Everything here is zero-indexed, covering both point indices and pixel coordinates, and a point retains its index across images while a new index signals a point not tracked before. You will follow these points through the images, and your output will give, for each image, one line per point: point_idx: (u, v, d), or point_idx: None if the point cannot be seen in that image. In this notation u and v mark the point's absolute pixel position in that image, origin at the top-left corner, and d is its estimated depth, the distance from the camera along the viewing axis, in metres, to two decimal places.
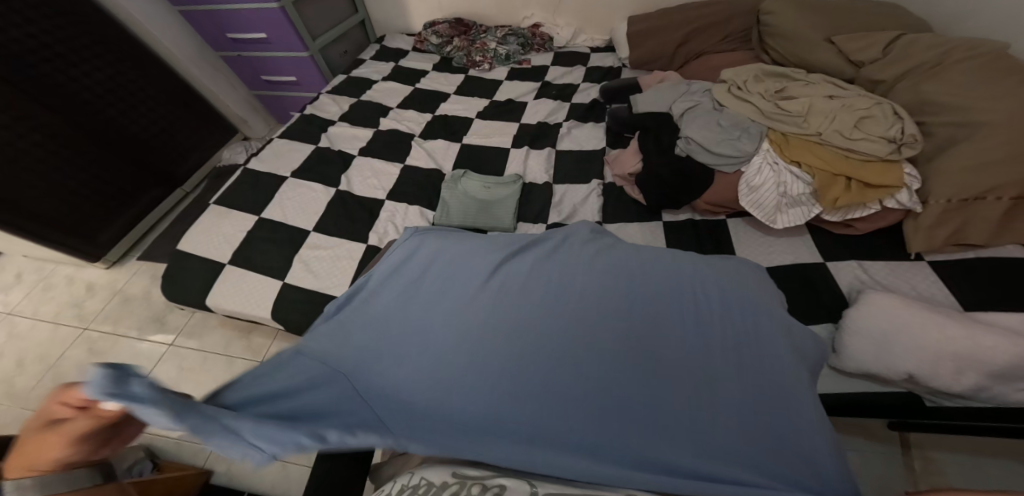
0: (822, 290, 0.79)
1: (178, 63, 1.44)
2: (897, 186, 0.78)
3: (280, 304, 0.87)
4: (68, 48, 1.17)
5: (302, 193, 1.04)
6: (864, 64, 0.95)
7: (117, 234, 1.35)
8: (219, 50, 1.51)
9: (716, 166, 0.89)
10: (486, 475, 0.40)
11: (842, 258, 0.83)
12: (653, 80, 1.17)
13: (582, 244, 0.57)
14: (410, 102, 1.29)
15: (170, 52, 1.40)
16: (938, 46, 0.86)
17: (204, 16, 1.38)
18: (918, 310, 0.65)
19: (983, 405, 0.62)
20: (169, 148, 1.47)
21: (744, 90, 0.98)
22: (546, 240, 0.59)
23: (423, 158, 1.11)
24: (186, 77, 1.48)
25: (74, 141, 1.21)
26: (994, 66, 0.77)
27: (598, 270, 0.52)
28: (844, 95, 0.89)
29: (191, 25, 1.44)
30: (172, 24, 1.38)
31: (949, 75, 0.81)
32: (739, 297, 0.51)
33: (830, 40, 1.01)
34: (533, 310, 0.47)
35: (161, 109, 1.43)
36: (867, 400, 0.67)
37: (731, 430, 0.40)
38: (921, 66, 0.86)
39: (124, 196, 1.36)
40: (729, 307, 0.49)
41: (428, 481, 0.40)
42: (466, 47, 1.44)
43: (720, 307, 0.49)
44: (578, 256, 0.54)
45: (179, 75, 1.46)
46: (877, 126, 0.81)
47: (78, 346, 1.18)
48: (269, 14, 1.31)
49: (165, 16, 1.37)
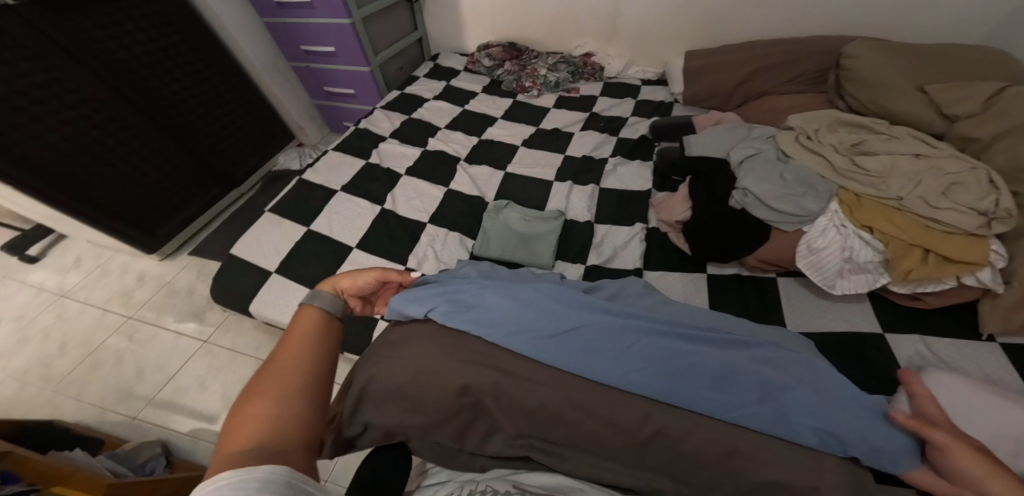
0: (874, 362, 0.74)
1: (253, 72, 1.51)
2: (981, 264, 0.72)
3: None
4: (159, 53, 1.26)
5: (348, 209, 1.06)
6: (957, 119, 0.88)
7: (174, 229, 1.41)
8: (289, 60, 1.58)
9: (773, 223, 0.85)
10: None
11: (903, 330, 0.78)
12: (709, 121, 1.15)
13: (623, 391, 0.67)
14: (457, 124, 1.31)
15: (249, 62, 1.48)
16: None
17: (281, 27, 1.45)
18: (985, 396, 0.59)
19: None
20: (234, 151, 1.55)
21: (814, 140, 0.94)
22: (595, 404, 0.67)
23: (467, 184, 1.12)
24: (260, 84, 1.56)
25: (153, 139, 1.30)
26: None
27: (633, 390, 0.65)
28: (932, 154, 0.84)
29: (269, 34, 1.51)
30: (254, 35, 1.46)
31: None
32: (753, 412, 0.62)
33: (922, 88, 0.95)
34: None
35: (233, 113, 1.51)
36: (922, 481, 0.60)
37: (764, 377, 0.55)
38: None
39: (187, 193, 1.44)
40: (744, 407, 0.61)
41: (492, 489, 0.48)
42: (517, 72, 1.45)
43: None
44: None
45: (252, 82, 1.53)
46: (968, 194, 0.75)
47: (121, 333, 1.24)
48: (337, 29, 1.36)
49: (252, 28, 1.45)
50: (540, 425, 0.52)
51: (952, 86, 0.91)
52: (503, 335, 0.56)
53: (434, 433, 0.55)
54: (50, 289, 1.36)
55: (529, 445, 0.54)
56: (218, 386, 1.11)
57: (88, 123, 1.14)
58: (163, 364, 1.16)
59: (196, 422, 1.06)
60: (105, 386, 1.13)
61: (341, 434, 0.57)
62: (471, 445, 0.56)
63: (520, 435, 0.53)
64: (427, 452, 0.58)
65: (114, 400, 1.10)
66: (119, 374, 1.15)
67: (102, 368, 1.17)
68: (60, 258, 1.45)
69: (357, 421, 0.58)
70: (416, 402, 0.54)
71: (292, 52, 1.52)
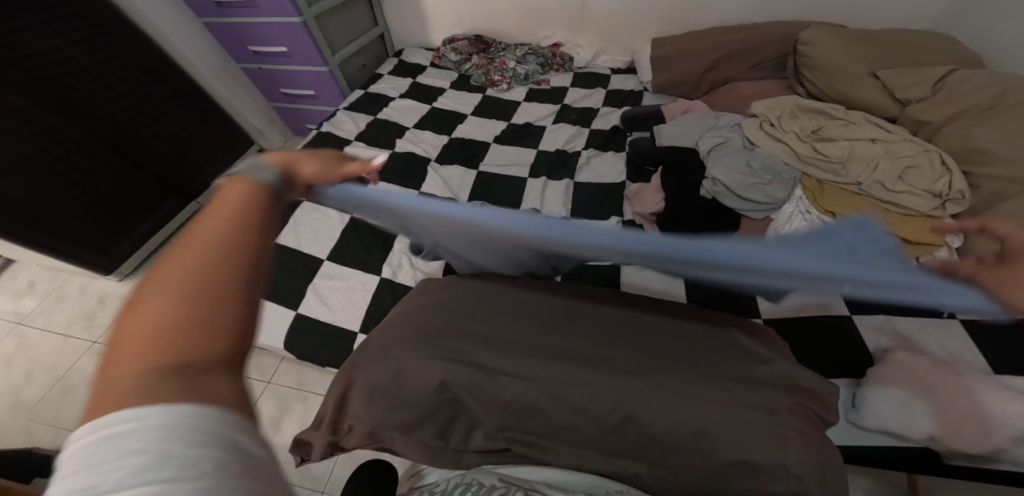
0: (844, 341, 0.78)
1: (201, 77, 1.44)
2: (938, 244, 0.75)
3: (292, 335, 0.88)
4: (88, 60, 1.16)
5: (316, 218, 1.02)
6: (909, 104, 0.92)
7: (130, 247, 1.35)
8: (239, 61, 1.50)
9: (743, 211, 0.87)
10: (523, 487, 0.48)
11: (870, 311, 0.81)
12: (678, 110, 1.14)
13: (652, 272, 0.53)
14: (426, 123, 1.27)
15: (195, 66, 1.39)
16: (994, 86, 0.83)
17: (224, 27, 1.37)
18: (947, 372, 0.63)
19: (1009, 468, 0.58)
20: (188, 161, 1.47)
21: (777, 127, 0.95)
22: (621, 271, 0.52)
23: (439, 185, 1.09)
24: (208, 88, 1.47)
25: (94, 153, 1.22)
26: None
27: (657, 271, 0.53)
28: (888, 138, 0.86)
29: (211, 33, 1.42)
30: (194, 36, 1.37)
31: (1000, 122, 0.78)
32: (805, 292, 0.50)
33: (875, 74, 0.98)
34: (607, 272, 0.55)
35: (182, 121, 1.42)
36: (883, 456, 0.66)
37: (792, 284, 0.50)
38: (971, 111, 0.83)
39: (140, 208, 1.37)
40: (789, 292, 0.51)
41: (478, 482, 0.50)
42: (485, 66, 1.42)
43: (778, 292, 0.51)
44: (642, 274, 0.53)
45: (202, 88, 1.45)
46: (922, 178, 0.79)
47: (89, 358, 1.18)
48: (287, 28, 1.30)
49: (191, 28, 1.36)
50: (517, 424, 0.52)
51: (900, 71, 0.95)
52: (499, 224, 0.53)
53: (420, 430, 0.55)
54: (6, 317, 1.28)
55: (511, 438, 0.53)
56: None
57: (17, 139, 1.05)
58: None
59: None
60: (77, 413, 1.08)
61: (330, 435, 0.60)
62: (455, 441, 0.56)
63: (501, 428, 0.53)
64: (415, 451, 0.57)
65: None
66: None
67: (73, 394, 1.11)
68: (13, 284, 1.37)
69: (342, 427, 0.60)
70: (401, 400, 0.54)
71: (243, 54, 1.45)
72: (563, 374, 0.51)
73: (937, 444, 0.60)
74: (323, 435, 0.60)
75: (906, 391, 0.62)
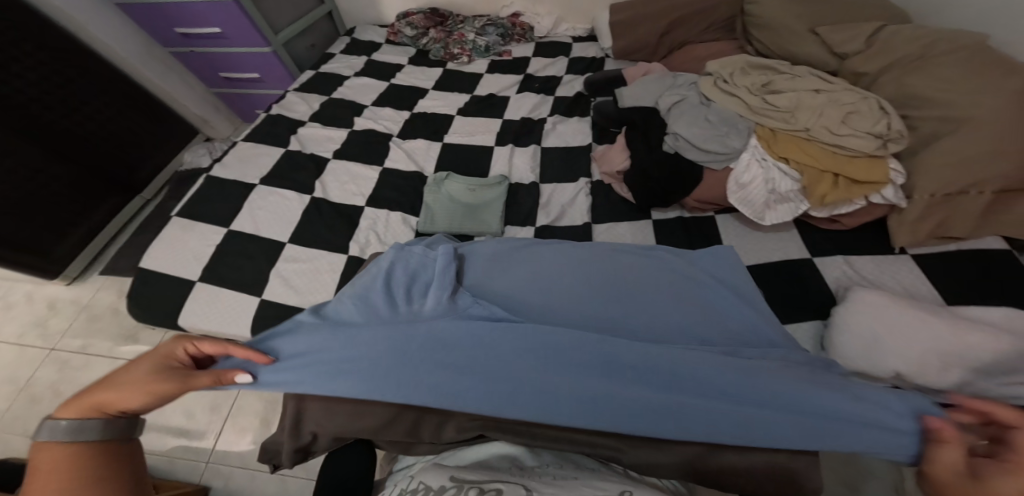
0: (809, 283, 0.81)
1: (120, 60, 1.33)
2: (883, 182, 0.79)
3: (258, 322, 0.83)
4: None
5: (274, 201, 0.97)
6: (847, 57, 0.95)
7: (73, 249, 1.24)
8: (167, 46, 1.43)
9: (704, 162, 0.89)
10: (483, 480, 0.42)
11: (828, 253, 0.84)
12: (638, 72, 1.14)
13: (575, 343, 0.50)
14: (386, 99, 1.23)
15: (112, 50, 1.29)
16: (924, 38, 0.86)
17: (145, 9, 1.28)
18: (903, 307, 0.67)
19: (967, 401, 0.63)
20: (125, 154, 1.38)
21: (730, 83, 0.97)
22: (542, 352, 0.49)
23: (404, 160, 1.06)
24: (134, 74, 1.37)
25: (16, 150, 1.10)
26: (976, 58, 0.79)
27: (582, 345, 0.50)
28: (831, 88, 0.89)
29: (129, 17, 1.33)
30: (106, 19, 1.28)
31: (931, 68, 0.82)
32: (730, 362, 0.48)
33: (814, 31, 1.00)
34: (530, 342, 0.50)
35: (108, 112, 1.32)
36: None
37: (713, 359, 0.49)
38: (906, 59, 0.87)
39: (80, 206, 1.27)
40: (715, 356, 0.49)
41: (426, 486, 0.43)
42: (443, 39, 1.38)
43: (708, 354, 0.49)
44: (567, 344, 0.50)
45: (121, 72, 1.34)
46: (863, 121, 0.81)
47: (49, 366, 1.10)
48: (220, 8, 1.22)
49: (101, 10, 1.26)
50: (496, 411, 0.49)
51: (839, 27, 0.97)
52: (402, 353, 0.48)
53: (387, 432, 0.51)
54: None
55: (485, 425, 0.51)
56: (177, 402, 1.04)
57: None
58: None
59: (169, 440, 0.99)
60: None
61: (292, 445, 0.53)
62: (426, 436, 0.52)
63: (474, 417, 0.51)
64: (388, 445, 0.55)
65: None
66: None
67: (40, 402, 1.04)
68: None
69: (304, 432, 0.53)
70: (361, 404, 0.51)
71: (169, 37, 1.38)
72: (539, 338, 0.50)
73: (904, 381, 0.65)
74: (288, 440, 0.52)
75: (871, 327, 0.66)
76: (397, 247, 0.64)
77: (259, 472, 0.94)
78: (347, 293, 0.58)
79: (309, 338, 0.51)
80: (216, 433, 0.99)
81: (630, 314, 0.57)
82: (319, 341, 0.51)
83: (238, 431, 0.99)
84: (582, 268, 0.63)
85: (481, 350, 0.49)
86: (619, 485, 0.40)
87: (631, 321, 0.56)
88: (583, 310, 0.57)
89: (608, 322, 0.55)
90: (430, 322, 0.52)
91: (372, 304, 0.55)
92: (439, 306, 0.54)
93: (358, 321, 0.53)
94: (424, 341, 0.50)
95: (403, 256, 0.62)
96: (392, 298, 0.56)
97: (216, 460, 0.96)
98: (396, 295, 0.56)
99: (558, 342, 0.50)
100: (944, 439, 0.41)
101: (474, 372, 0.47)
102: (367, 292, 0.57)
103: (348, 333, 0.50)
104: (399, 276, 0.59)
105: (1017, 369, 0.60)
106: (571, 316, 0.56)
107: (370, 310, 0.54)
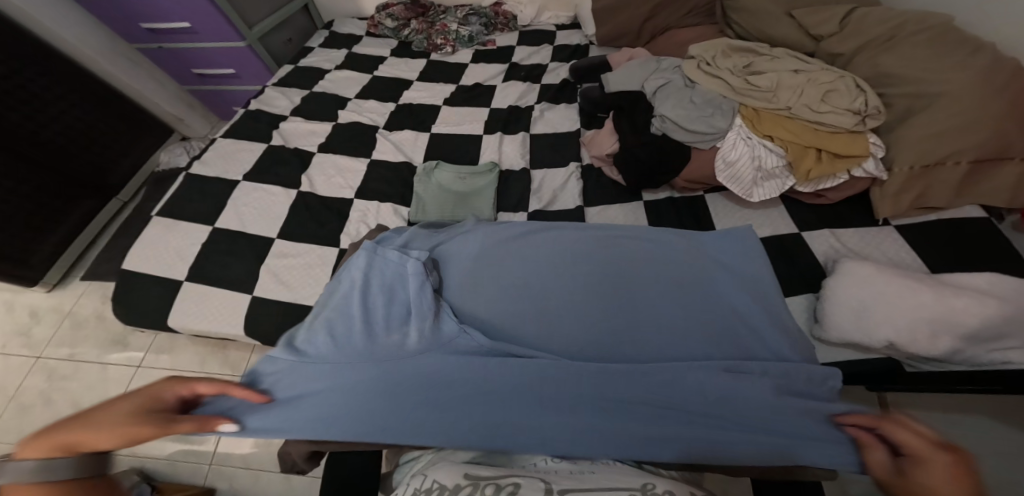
0: (799, 257, 0.82)
1: (85, 58, 1.28)
2: (863, 156, 0.81)
3: (250, 319, 0.80)
4: None
5: (258, 197, 0.95)
6: (823, 38, 0.97)
7: (50, 255, 1.20)
8: (133, 42, 1.38)
9: (691, 143, 0.90)
10: (496, 476, 0.40)
11: (816, 228, 0.86)
12: (623, 57, 1.14)
13: (551, 367, 0.51)
14: (371, 91, 1.21)
15: (75, 48, 1.25)
16: (888, 21, 0.88)
17: (108, 5, 1.24)
18: (890, 277, 0.68)
19: (957, 366, 0.65)
20: (98, 155, 1.33)
21: (713, 65, 0.98)
22: (522, 375, 0.50)
23: (392, 152, 1.04)
24: (101, 73, 1.33)
25: None
26: (938, 41, 0.81)
27: (558, 367, 0.51)
28: (808, 68, 0.91)
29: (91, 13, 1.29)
30: (66, 15, 1.23)
31: (901, 49, 0.85)
32: (703, 368, 0.50)
33: (790, 13, 1.02)
34: (509, 368, 0.51)
35: (77, 112, 1.27)
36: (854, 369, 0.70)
37: (687, 372, 0.50)
38: (875, 42, 0.89)
39: (53, 211, 1.21)
40: (691, 367, 0.50)
41: (440, 484, 0.41)
42: (426, 30, 1.37)
43: (684, 365, 0.50)
44: (544, 365, 0.51)
45: (87, 70, 1.29)
46: (842, 99, 0.83)
47: (36, 375, 1.06)
48: (189, 3, 1.19)
49: (59, 6, 1.21)
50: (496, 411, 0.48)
51: (813, 9, 0.99)
52: (379, 391, 0.49)
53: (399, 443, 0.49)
54: None
55: None
56: None
57: None
58: (100, 393, 1.01)
59: (166, 446, 0.96)
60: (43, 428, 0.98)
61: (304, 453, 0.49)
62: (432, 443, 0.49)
63: None
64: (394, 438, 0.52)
65: None
66: (53, 415, 1.00)
67: (31, 411, 1.01)
68: None
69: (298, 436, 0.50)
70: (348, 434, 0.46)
71: (135, 33, 1.33)
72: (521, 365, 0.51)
73: (895, 348, 0.67)
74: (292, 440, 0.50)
75: (860, 298, 0.68)
76: (370, 249, 0.62)
77: (264, 472, 0.92)
78: (318, 313, 0.57)
79: (291, 377, 0.50)
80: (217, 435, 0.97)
81: (610, 315, 0.56)
82: (303, 374, 0.51)
83: (239, 432, 0.97)
84: (569, 275, 0.60)
85: (468, 385, 0.49)
86: (639, 479, 0.39)
87: (612, 325, 0.55)
88: (562, 315, 0.56)
89: (588, 331, 0.55)
90: (414, 359, 0.51)
91: (345, 325, 0.54)
92: (419, 330, 0.53)
93: (331, 349, 0.52)
94: (410, 380, 0.50)
95: (377, 263, 0.61)
96: (367, 317, 0.55)
97: (218, 462, 0.94)
98: (373, 317, 0.55)
99: (542, 369, 0.50)
100: (869, 447, 0.43)
101: (453, 406, 0.48)
102: (338, 315, 0.55)
103: (326, 365, 0.51)
104: (372, 292, 0.57)
105: (999, 332, 0.61)
106: (551, 326, 0.56)
107: (345, 332, 0.53)
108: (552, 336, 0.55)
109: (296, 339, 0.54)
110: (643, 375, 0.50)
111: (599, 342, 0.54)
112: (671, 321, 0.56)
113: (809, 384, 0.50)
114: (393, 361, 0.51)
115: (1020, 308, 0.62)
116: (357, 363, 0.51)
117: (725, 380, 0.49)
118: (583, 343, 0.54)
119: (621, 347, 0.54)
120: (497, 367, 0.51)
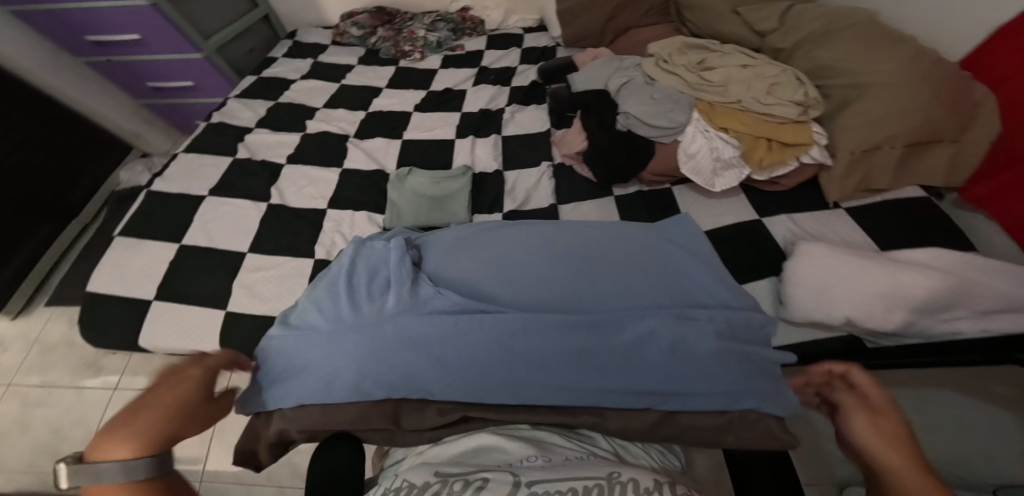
0: (762, 242, 0.87)
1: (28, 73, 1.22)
2: (807, 143, 0.87)
3: (226, 335, 0.79)
4: None
5: (226, 212, 0.93)
6: (765, 35, 1.03)
7: (10, 283, 1.12)
8: (80, 56, 1.33)
9: (655, 138, 0.94)
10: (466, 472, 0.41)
11: (775, 214, 0.91)
12: (587, 58, 1.17)
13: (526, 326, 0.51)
14: (339, 100, 1.20)
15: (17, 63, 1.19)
16: (820, 17, 0.95)
17: (51, 18, 1.19)
18: (844, 256, 0.73)
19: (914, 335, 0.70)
20: (54, 176, 1.26)
21: (669, 63, 1.03)
22: (499, 338, 0.51)
23: (364, 159, 1.04)
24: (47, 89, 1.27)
25: None
26: (866, 34, 0.89)
27: (534, 326, 0.52)
28: (754, 63, 0.97)
29: (31, 27, 1.24)
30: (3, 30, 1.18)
31: (834, 43, 0.91)
32: (672, 318, 0.52)
33: (736, 11, 1.08)
34: (486, 329, 0.51)
35: (27, 130, 1.20)
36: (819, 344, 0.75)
37: (657, 323, 0.52)
38: (810, 36, 0.95)
39: (9, 234, 1.14)
40: (661, 318, 0.52)
41: (409, 483, 0.41)
42: (393, 37, 1.37)
43: (655, 317, 0.52)
44: (519, 325, 0.52)
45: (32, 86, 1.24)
46: (786, 91, 0.90)
47: (8, 402, 1.00)
48: (138, 14, 1.15)
49: None
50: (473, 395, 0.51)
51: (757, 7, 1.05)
52: (363, 360, 0.50)
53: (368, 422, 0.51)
54: None
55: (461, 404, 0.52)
56: None
57: None
58: (76, 419, 0.96)
59: None
60: (24, 453, 0.93)
61: (269, 438, 0.54)
62: (410, 422, 0.53)
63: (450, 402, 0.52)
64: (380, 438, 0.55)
65: (38, 470, 0.91)
66: (25, 446, 0.94)
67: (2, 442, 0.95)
68: None
69: (280, 427, 0.53)
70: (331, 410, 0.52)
71: (80, 47, 1.28)
72: (496, 330, 0.51)
73: (851, 323, 0.72)
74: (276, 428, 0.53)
75: (818, 277, 0.72)
76: (358, 242, 0.63)
77: (255, 486, 0.90)
78: (308, 299, 0.58)
79: (290, 355, 0.54)
80: (203, 453, 0.93)
81: (587, 276, 0.57)
82: (298, 355, 0.53)
83: (225, 449, 0.94)
84: (549, 248, 0.62)
85: (443, 348, 0.51)
86: (608, 466, 0.41)
87: (589, 284, 0.56)
88: (539, 280, 0.57)
89: (565, 292, 0.56)
90: (392, 322, 0.51)
91: (329, 306, 0.55)
92: (397, 300, 0.53)
93: (317, 328, 0.53)
94: (386, 344, 0.50)
95: (364, 252, 0.61)
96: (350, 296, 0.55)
97: (207, 481, 0.91)
98: (357, 294, 0.55)
99: (516, 329, 0.51)
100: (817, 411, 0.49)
101: (434, 373, 0.51)
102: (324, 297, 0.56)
103: (313, 342, 0.52)
104: (356, 275, 0.58)
105: (947, 302, 0.67)
106: (530, 290, 0.56)
107: (329, 312, 0.54)
108: (530, 301, 0.55)
109: (292, 322, 0.57)
110: (606, 328, 0.52)
111: (575, 301, 0.55)
112: (647, 279, 0.57)
113: (745, 325, 0.55)
114: (372, 329, 0.51)
115: (959, 277, 0.68)
116: (339, 336, 0.52)
117: (693, 330, 0.51)
118: (559, 304, 0.55)
119: (596, 303, 0.55)
120: (474, 331, 0.51)
